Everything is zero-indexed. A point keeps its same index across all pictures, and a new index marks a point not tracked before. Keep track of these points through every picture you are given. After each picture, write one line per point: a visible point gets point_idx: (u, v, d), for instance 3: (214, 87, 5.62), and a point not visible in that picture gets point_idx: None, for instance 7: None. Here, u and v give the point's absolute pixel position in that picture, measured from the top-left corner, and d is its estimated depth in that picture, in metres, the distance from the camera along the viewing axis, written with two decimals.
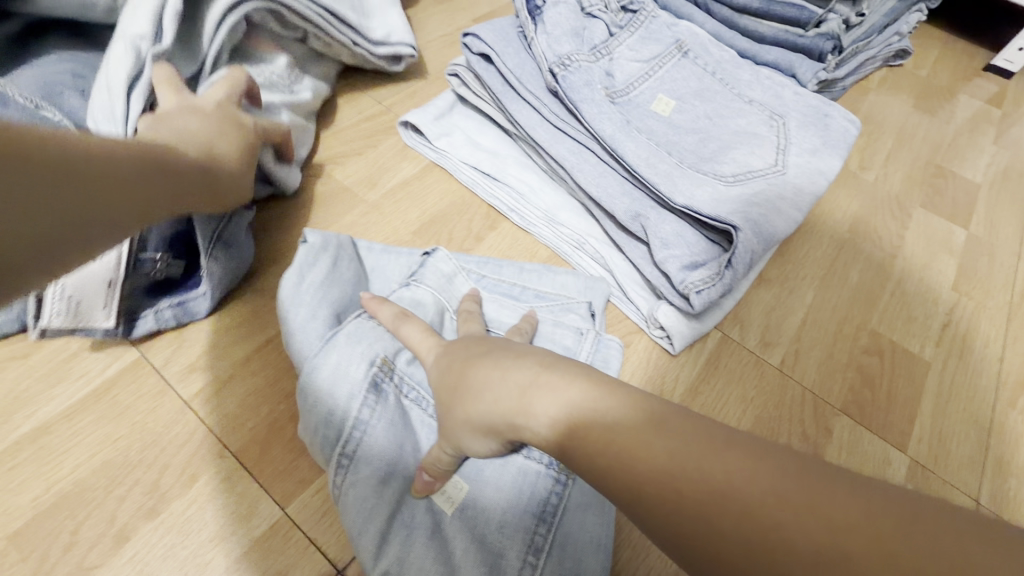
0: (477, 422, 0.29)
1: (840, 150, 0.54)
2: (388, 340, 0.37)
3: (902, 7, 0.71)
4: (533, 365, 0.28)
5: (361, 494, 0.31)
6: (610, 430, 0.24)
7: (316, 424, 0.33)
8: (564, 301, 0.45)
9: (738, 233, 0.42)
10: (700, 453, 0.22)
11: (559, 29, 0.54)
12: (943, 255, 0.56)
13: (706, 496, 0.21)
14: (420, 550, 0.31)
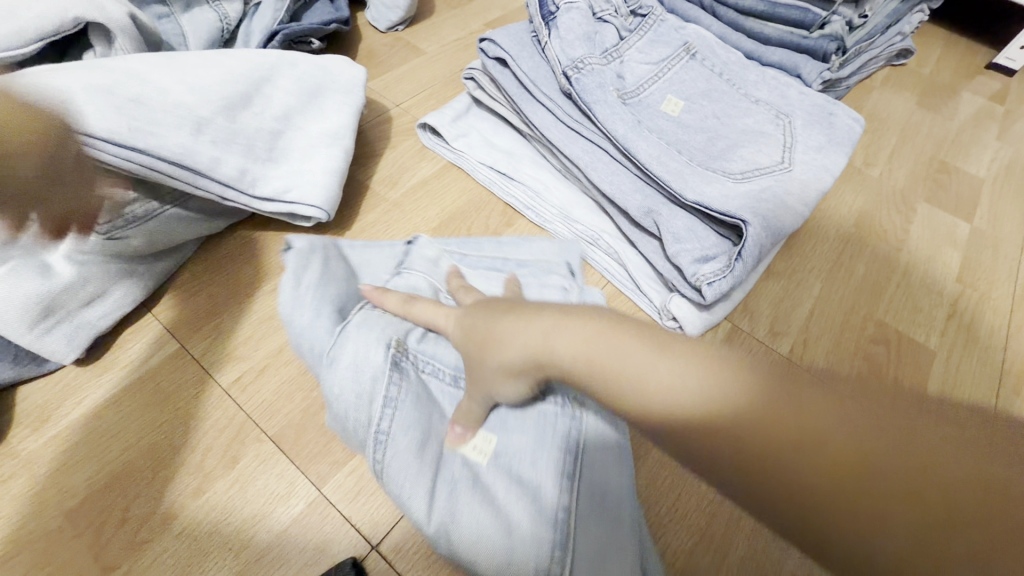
0: (507, 367, 0.30)
1: (844, 147, 0.55)
2: (399, 326, 0.38)
3: (904, 8, 0.73)
4: (547, 313, 0.30)
5: (404, 463, 0.33)
6: (620, 359, 0.25)
7: (346, 410, 0.34)
8: (544, 264, 0.46)
9: (748, 227, 0.44)
10: (711, 382, 0.23)
11: (572, 34, 0.56)
12: (948, 248, 0.58)
13: (715, 423, 0.22)
14: (466, 498, 0.33)
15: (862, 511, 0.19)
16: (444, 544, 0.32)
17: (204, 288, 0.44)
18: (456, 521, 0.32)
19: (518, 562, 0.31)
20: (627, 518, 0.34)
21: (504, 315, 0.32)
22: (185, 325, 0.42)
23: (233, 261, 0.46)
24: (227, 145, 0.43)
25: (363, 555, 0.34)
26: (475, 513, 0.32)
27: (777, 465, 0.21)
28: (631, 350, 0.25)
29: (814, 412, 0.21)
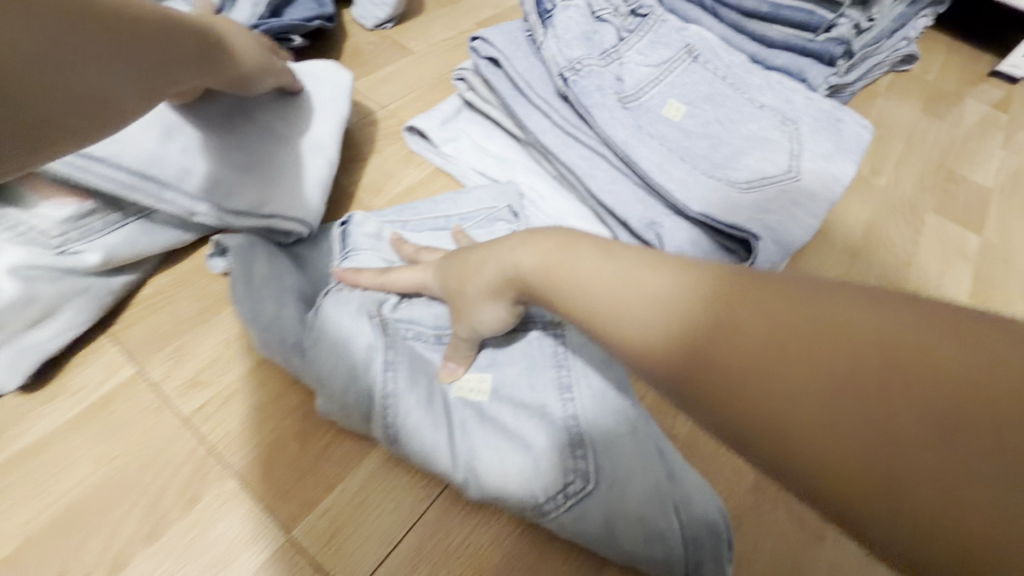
0: (486, 291, 0.32)
1: (853, 156, 0.53)
2: (374, 298, 0.38)
3: (911, 11, 0.70)
4: (514, 238, 0.31)
5: (416, 417, 0.34)
6: (573, 270, 0.27)
7: (344, 385, 0.34)
8: (487, 213, 0.47)
9: (758, 240, 0.42)
10: (651, 279, 0.24)
11: (569, 33, 0.53)
12: (959, 262, 0.55)
13: (647, 314, 0.24)
14: (481, 437, 0.34)
15: (775, 379, 0.20)
16: (475, 486, 0.33)
17: (167, 305, 0.41)
18: (477, 461, 0.33)
19: (548, 483, 0.32)
20: (627, 425, 0.34)
21: (476, 250, 0.33)
22: (144, 346, 0.38)
23: (201, 274, 0.42)
24: (204, 156, 0.39)
25: None
26: (493, 446, 0.33)
27: (715, 362, 0.21)
28: (614, 282, 0.25)
29: (798, 340, 0.20)
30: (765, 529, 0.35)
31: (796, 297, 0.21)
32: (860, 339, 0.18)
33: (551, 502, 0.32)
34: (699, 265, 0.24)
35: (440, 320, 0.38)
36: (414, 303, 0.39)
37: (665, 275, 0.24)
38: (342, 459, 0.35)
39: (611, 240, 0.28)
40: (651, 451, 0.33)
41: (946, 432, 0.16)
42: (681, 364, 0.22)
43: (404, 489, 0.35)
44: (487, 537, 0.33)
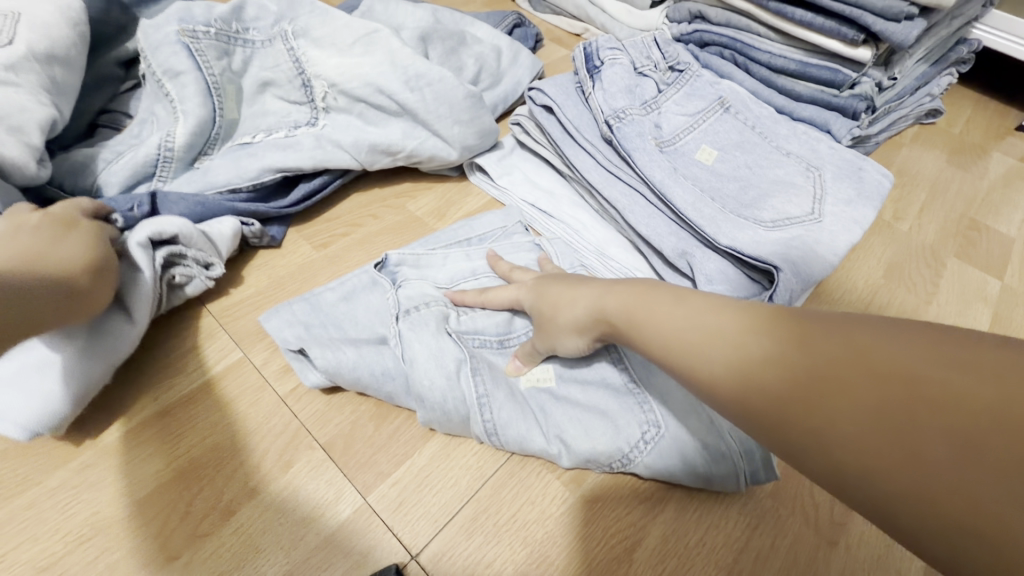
0: (570, 323, 0.38)
1: (874, 202, 0.58)
2: (441, 318, 0.44)
3: (933, 71, 0.76)
4: (598, 285, 0.38)
5: (507, 410, 0.40)
6: (643, 314, 0.33)
7: (443, 395, 0.39)
8: (505, 229, 0.55)
9: (779, 272, 0.46)
10: (716, 321, 0.30)
11: (614, 86, 0.60)
12: (978, 304, 0.58)
13: (712, 351, 0.29)
14: (566, 423, 0.40)
15: (823, 408, 0.24)
16: (568, 456, 0.39)
17: (268, 305, 0.48)
18: (569, 438, 0.40)
19: (629, 435, 0.39)
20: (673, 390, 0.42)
21: (572, 284, 0.40)
22: (250, 337, 0.46)
23: (296, 281, 0.50)
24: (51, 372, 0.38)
25: (402, 563, 0.36)
26: (575, 419, 0.40)
27: (772, 394, 0.26)
28: (681, 322, 0.31)
29: (846, 377, 0.24)
30: (781, 532, 0.39)
31: (846, 337, 0.25)
32: (899, 376, 0.23)
33: (634, 450, 0.39)
34: (756, 306, 0.29)
35: (501, 329, 0.45)
36: (476, 316, 0.45)
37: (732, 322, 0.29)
38: (411, 440, 0.41)
39: (679, 288, 0.33)
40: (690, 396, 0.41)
41: (964, 454, 0.21)
42: (753, 398, 0.27)
43: (458, 473, 0.40)
44: (531, 515, 0.39)
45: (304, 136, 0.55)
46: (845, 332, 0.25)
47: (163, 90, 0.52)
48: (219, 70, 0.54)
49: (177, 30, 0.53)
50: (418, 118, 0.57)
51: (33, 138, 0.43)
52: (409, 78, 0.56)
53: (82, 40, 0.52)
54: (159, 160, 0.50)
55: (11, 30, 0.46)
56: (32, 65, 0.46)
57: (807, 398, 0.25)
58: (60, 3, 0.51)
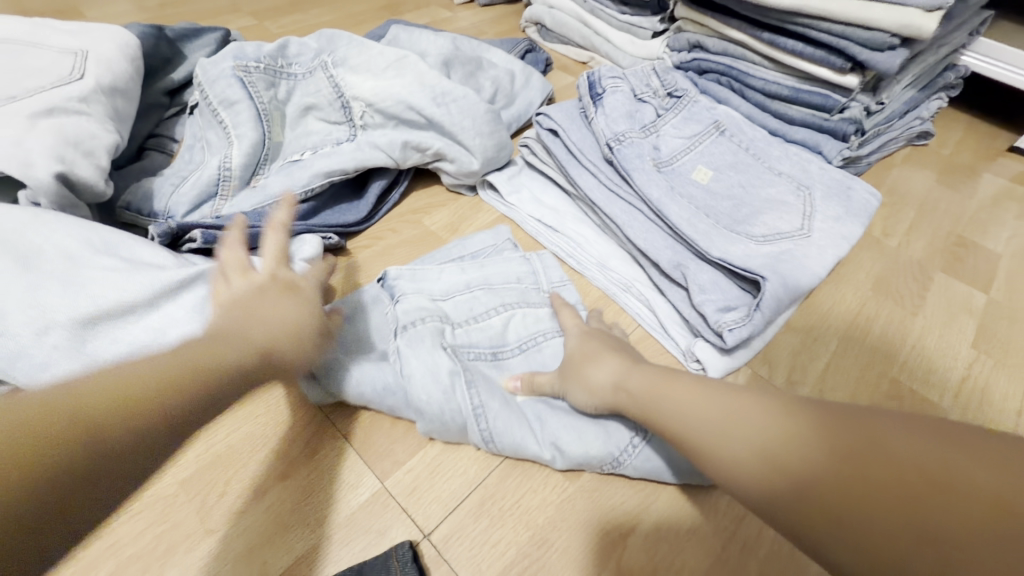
0: (593, 383, 0.42)
1: (861, 219, 0.61)
2: (438, 333, 0.47)
3: (922, 96, 0.80)
4: (620, 361, 0.43)
5: (502, 416, 0.43)
6: (662, 398, 0.38)
7: (438, 407, 0.42)
8: (494, 248, 0.59)
9: (766, 282, 0.50)
10: (728, 409, 0.34)
11: (616, 112, 0.65)
12: (963, 316, 0.61)
13: (726, 436, 0.33)
14: (559, 431, 0.44)
15: (829, 484, 0.28)
16: (562, 460, 0.43)
17: None
18: (562, 444, 0.43)
19: (619, 439, 0.43)
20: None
21: (601, 350, 0.44)
22: None
23: (321, 288, 0.55)
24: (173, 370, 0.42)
25: (416, 542, 0.39)
26: (569, 427, 0.44)
27: (782, 472, 0.30)
28: (696, 406, 0.36)
29: (846, 456, 0.28)
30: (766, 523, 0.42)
31: (841, 421, 0.30)
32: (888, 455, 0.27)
33: (623, 453, 0.43)
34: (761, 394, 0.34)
35: (493, 342, 0.49)
36: (470, 331, 0.49)
37: (746, 415, 0.33)
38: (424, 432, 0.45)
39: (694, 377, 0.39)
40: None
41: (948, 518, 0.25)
42: (775, 484, 0.30)
43: (467, 463, 0.44)
44: (534, 502, 0.42)
45: (347, 145, 0.60)
46: (839, 423, 0.30)
47: (218, 118, 0.58)
48: (267, 99, 0.61)
49: (233, 65, 0.60)
50: (446, 131, 0.62)
51: (101, 159, 0.49)
52: (435, 95, 0.62)
53: (137, 73, 0.59)
54: (220, 180, 0.55)
55: (82, 65, 0.54)
56: (99, 97, 0.52)
57: (814, 474, 0.29)
58: (121, 44, 0.59)
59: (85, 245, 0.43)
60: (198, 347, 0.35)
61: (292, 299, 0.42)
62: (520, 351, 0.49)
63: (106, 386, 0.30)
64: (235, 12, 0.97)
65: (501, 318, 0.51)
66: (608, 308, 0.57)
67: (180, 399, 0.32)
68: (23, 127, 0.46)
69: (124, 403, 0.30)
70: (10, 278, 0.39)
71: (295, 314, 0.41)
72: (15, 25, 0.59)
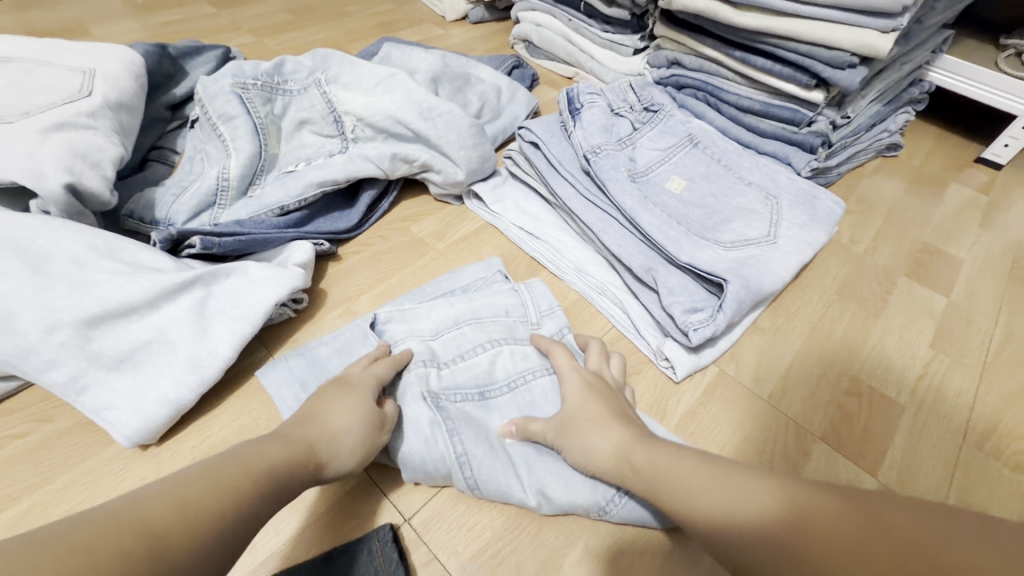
0: (597, 448, 0.41)
1: (825, 226, 0.65)
2: (423, 379, 0.48)
3: (888, 110, 0.84)
4: (624, 428, 0.42)
5: (486, 460, 0.44)
6: (670, 471, 0.38)
7: (419, 454, 0.44)
8: (485, 279, 0.58)
9: (728, 284, 0.53)
10: (738, 488, 0.35)
11: (593, 126, 0.69)
12: (924, 318, 0.65)
13: (738, 516, 0.33)
14: (546, 477, 0.44)
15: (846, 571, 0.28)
16: (548, 506, 0.43)
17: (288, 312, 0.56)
18: (549, 491, 0.43)
19: (606, 489, 0.43)
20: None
21: (608, 413, 0.43)
22: (274, 339, 0.53)
23: (313, 291, 0.58)
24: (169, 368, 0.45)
25: (396, 526, 0.43)
26: (556, 474, 0.44)
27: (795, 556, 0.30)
28: (706, 481, 0.36)
29: (859, 544, 0.29)
30: None
31: (853, 508, 0.31)
32: (901, 542, 0.28)
33: (610, 500, 0.42)
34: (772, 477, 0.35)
35: (479, 380, 0.49)
36: (455, 371, 0.49)
37: (755, 499, 0.33)
38: None
39: (701, 454, 0.39)
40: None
41: None
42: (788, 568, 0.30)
43: None
44: None
45: (339, 157, 0.64)
46: (852, 511, 0.30)
47: (217, 131, 0.62)
48: (264, 114, 0.65)
49: (231, 83, 0.64)
50: (433, 144, 0.66)
51: (108, 171, 0.52)
52: (422, 111, 0.66)
53: (141, 89, 0.63)
54: (218, 191, 0.59)
55: (91, 82, 0.58)
56: (106, 112, 0.56)
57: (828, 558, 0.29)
58: (127, 62, 0.62)
59: (90, 250, 0.46)
60: (248, 449, 0.36)
61: (355, 399, 0.43)
62: (509, 389, 0.49)
63: (160, 511, 0.30)
64: (235, 30, 1.01)
65: (486, 354, 0.51)
66: (585, 310, 0.60)
67: (231, 516, 0.32)
68: (36, 141, 0.49)
69: (180, 519, 0.30)
70: (21, 280, 0.42)
71: (351, 416, 0.42)
72: (26, 44, 0.62)
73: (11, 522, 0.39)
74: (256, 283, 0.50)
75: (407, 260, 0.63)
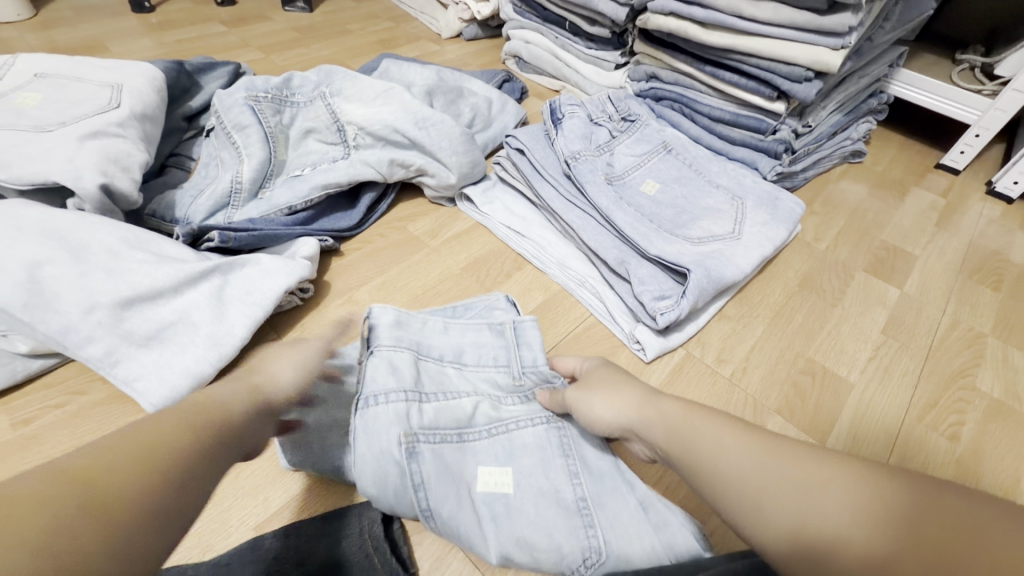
0: (642, 426, 0.44)
1: (786, 224, 0.71)
2: (402, 417, 0.46)
3: (849, 119, 0.91)
4: (659, 403, 0.44)
5: (454, 515, 0.43)
6: (699, 442, 0.39)
7: (392, 502, 0.43)
8: (488, 303, 0.61)
9: (691, 273, 0.59)
10: (766, 460, 0.36)
11: (573, 134, 0.75)
12: (877, 308, 0.70)
13: (760, 485, 0.35)
14: (513, 535, 0.43)
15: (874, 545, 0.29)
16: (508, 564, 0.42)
17: None
18: (515, 551, 0.42)
19: (573, 557, 0.42)
20: (634, 499, 0.46)
21: (651, 398, 0.46)
22: (282, 325, 0.59)
23: (317, 283, 0.64)
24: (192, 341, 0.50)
25: None
26: (531, 527, 0.43)
27: (820, 530, 0.31)
28: (733, 450, 0.37)
29: (893, 520, 0.29)
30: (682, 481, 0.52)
31: (896, 494, 0.30)
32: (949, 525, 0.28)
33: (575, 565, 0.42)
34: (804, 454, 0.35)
35: (461, 423, 0.48)
36: (437, 411, 0.48)
37: (767, 455, 0.36)
38: None
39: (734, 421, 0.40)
40: (636, 509, 0.45)
41: None
42: (813, 539, 0.31)
43: None
44: None
45: (341, 162, 0.70)
46: (890, 492, 0.31)
47: (231, 139, 0.68)
48: (274, 124, 0.71)
49: (245, 96, 0.70)
50: (427, 150, 0.72)
51: (137, 174, 0.59)
52: (417, 120, 0.72)
53: (162, 102, 0.69)
54: (232, 192, 0.65)
55: (120, 96, 0.64)
56: (133, 122, 0.62)
57: (860, 530, 0.30)
58: (151, 78, 0.69)
59: (121, 241, 0.52)
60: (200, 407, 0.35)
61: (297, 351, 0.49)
62: (488, 434, 0.48)
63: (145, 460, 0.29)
64: (244, 47, 1.08)
65: (471, 400, 0.50)
66: (566, 300, 0.66)
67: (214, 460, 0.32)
68: (74, 148, 0.55)
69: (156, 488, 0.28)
70: (64, 267, 0.48)
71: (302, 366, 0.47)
72: (59, 61, 0.69)
73: None
74: (267, 272, 0.56)
75: (404, 256, 0.69)
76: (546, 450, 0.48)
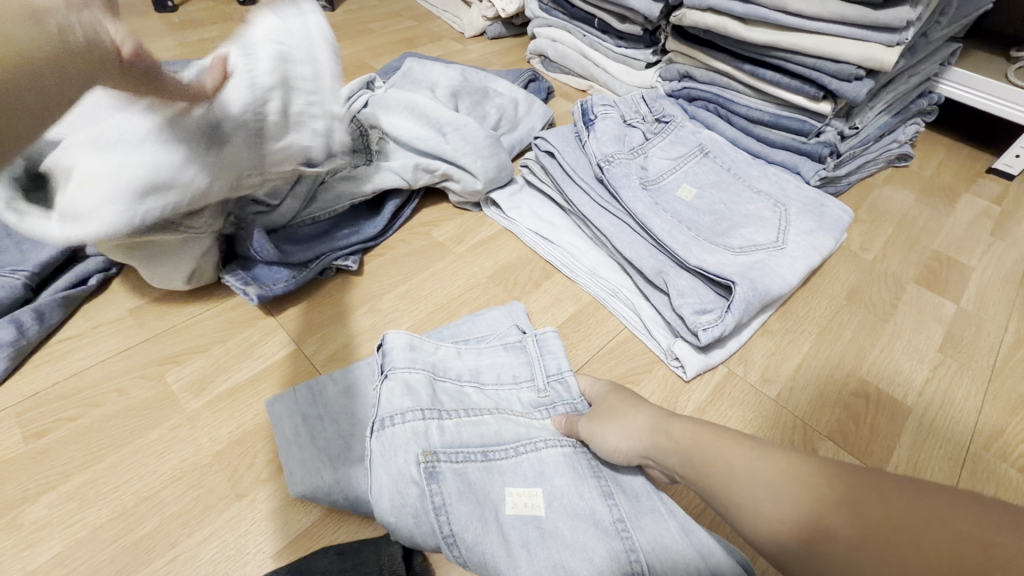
0: (654, 454, 0.42)
1: (833, 233, 0.67)
2: (421, 435, 0.43)
3: (897, 121, 0.86)
4: (666, 417, 0.43)
5: (475, 538, 0.39)
6: (706, 457, 0.38)
7: (410, 534, 0.39)
8: (498, 333, 0.56)
9: (736, 286, 0.55)
10: (768, 471, 0.34)
11: (606, 135, 0.72)
12: (933, 323, 0.66)
13: (763, 501, 0.33)
14: (544, 562, 0.38)
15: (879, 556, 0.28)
16: None
17: (314, 308, 0.60)
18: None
19: None
20: (674, 522, 0.41)
21: (660, 419, 0.43)
22: (303, 335, 0.57)
23: (339, 291, 0.62)
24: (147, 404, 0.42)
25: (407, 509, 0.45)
26: (564, 553, 0.39)
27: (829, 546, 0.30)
28: (740, 465, 0.36)
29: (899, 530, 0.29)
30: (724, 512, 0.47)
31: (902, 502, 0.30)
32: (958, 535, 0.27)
33: None
34: (804, 462, 0.34)
35: (485, 439, 0.45)
36: (461, 426, 0.45)
37: (777, 471, 0.34)
38: None
39: (743, 434, 0.38)
40: (680, 534, 0.40)
41: None
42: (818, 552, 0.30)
43: None
44: None
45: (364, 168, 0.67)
46: (894, 499, 0.30)
47: None
48: None
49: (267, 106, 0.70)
50: (448, 156, 0.69)
51: None
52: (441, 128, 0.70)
53: None
54: None
55: None
56: None
57: (862, 539, 0.29)
58: None
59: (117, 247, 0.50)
60: None
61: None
62: (515, 453, 0.44)
63: None
64: None
65: (494, 417, 0.47)
66: (598, 311, 0.63)
67: None
68: None
69: None
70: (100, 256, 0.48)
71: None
72: None
73: (67, 497, 0.42)
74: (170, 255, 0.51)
75: (428, 262, 0.66)
76: (578, 470, 0.44)
